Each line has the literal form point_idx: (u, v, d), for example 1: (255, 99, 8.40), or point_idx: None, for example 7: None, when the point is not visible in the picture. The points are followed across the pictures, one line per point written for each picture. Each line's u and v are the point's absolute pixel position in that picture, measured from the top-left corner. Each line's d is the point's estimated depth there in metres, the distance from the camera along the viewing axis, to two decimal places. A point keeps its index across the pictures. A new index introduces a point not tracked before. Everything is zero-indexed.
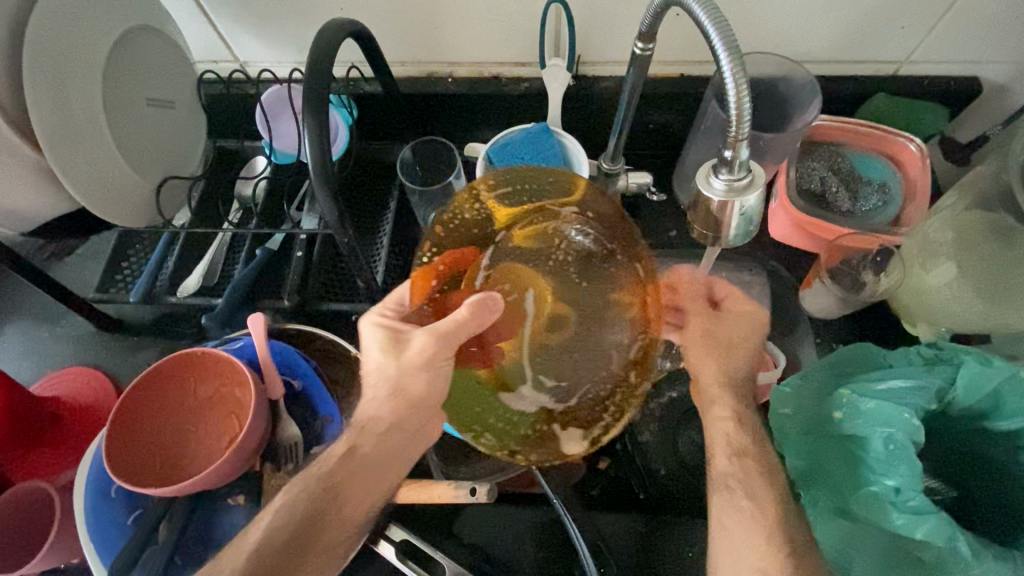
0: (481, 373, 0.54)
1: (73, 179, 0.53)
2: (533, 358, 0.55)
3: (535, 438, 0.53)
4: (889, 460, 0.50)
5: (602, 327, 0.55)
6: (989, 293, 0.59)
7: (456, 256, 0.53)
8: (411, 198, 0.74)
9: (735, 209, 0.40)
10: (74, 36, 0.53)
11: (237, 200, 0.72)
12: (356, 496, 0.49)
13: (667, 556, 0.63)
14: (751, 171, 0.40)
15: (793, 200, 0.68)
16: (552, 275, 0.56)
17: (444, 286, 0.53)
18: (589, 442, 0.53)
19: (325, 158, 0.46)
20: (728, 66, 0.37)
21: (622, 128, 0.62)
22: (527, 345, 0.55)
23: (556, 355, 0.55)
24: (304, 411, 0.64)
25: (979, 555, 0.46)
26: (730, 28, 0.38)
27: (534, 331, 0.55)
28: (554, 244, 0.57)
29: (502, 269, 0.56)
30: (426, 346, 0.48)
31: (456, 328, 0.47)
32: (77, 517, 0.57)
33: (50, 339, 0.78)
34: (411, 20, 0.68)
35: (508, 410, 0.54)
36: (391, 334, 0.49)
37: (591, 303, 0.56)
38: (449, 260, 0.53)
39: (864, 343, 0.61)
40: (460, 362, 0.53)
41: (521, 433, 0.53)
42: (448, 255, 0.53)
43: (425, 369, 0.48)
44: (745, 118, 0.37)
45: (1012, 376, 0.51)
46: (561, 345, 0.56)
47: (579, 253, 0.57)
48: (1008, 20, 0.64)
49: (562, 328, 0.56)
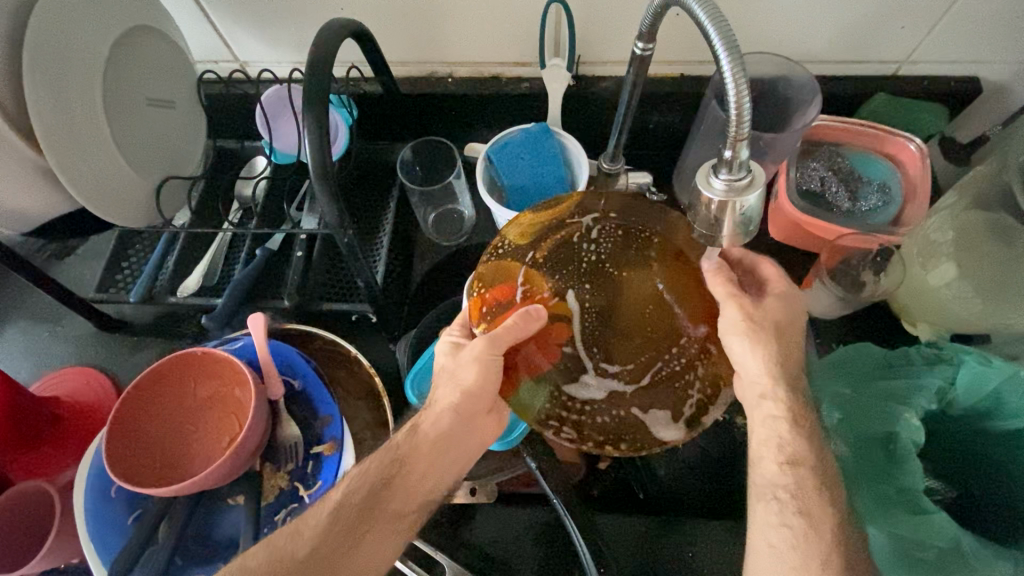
0: (536, 373, 0.49)
1: (74, 179, 0.53)
2: (598, 348, 0.49)
3: (621, 427, 0.47)
4: (892, 460, 0.51)
5: (663, 314, 0.50)
6: (990, 293, 0.59)
7: (499, 279, 0.51)
8: (412, 199, 0.77)
9: (735, 210, 0.40)
10: (74, 35, 0.53)
11: (238, 200, 0.73)
12: (422, 472, 0.47)
13: (669, 556, 0.63)
14: (750, 171, 0.40)
15: (793, 200, 0.68)
16: (592, 270, 0.51)
17: (494, 309, 0.50)
18: (685, 425, 0.47)
19: (325, 159, 0.46)
20: (728, 67, 0.36)
21: (622, 126, 0.62)
22: (587, 334, 0.49)
23: (623, 342, 0.49)
24: (304, 411, 0.63)
25: (979, 554, 0.46)
26: (730, 27, 0.37)
27: (590, 318, 0.49)
28: (588, 238, 0.52)
29: (538, 273, 0.51)
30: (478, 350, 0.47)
31: (506, 330, 0.46)
32: (77, 516, 0.57)
33: (50, 339, 0.78)
34: (411, 20, 0.68)
35: (577, 400, 0.48)
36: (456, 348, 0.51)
37: (645, 285, 0.50)
38: (493, 282, 0.51)
39: (863, 345, 0.62)
40: (517, 371, 0.50)
41: (600, 426, 0.47)
42: (495, 280, 0.51)
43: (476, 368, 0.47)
44: (745, 118, 0.36)
45: (1013, 376, 0.50)
46: (626, 328, 0.49)
47: (616, 240, 0.52)
48: (1008, 19, 0.64)
49: (623, 314, 0.50)
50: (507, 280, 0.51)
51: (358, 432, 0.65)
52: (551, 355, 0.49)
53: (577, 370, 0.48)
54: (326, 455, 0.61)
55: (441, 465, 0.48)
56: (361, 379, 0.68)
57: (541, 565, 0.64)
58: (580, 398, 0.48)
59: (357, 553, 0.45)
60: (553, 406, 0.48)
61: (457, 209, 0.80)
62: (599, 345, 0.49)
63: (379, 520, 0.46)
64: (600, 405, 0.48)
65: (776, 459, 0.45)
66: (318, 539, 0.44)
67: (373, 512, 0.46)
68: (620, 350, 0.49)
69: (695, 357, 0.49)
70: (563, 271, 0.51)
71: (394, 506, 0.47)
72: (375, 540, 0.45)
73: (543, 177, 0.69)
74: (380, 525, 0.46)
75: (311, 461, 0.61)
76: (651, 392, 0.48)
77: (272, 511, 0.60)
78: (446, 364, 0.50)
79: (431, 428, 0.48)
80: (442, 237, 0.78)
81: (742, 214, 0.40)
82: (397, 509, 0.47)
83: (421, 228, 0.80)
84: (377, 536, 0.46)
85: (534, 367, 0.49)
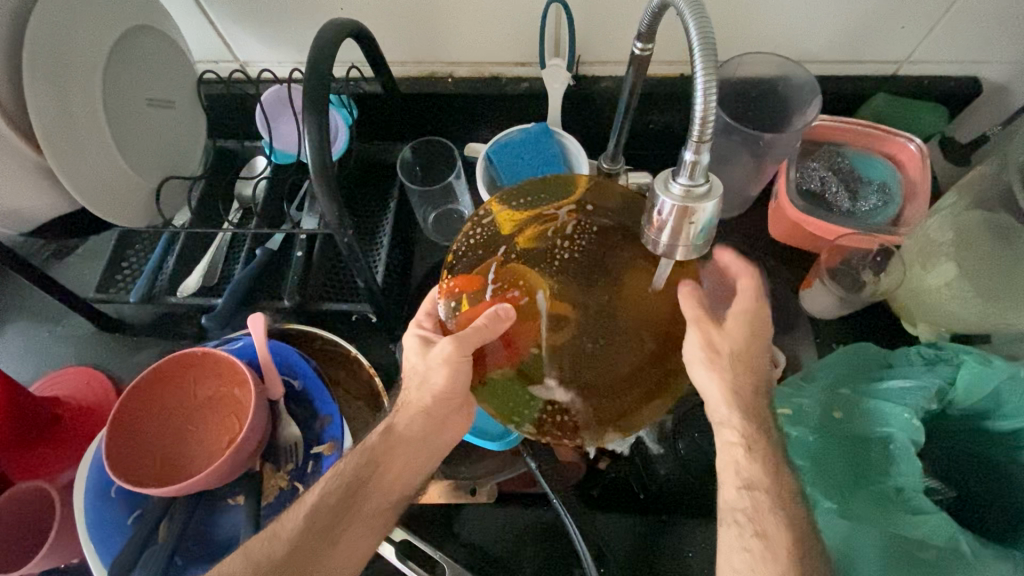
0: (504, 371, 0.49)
1: (75, 180, 0.53)
2: (562, 348, 0.48)
3: (576, 427, 0.47)
4: (892, 461, 0.51)
5: (632, 316, 0.48)
6: (989, 291, 0.58)
7: (471, 275, 0.50)
8: (412, 199, 0.77)
9: (689, 219, 0.38)
10: (75, 36, 0.53)
11: (238, 200, 0.74)
12: (400, 468, 0.49)
13: (668, 556, 0.64)
14: (710, 181, 0.37)
15: (793, 199, 0.69)
16: (566, 270, 0.49)
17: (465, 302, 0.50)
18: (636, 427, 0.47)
19: (325, 158, 0.46)
20: (700, 63, 0.35)
21: (622, 127, 0.62)
22: (551, 339, 0.48)
23: (588, 342, 0.47)
24: (305, 411, 0.63)
25: (979, 554, 0.46)
26: (710, 27, 0.36)
27: (558, 324, 0.48)
28: (564, 235, 0.50)
29: (510, 268, 0.50)
30: (446, 350, 0.47)
31: (472, 332, 0.46)
32: (77, 517, 0.57)
33: (50, 339, 0.78)
34: (411, 21, 0.68)
35: (535, 401, 0.48)
36: (425, 343, 0.51)
37: (618, 287, 0.48)
38: (464, 275, 0.50)
39: (864, 343, 0.61)
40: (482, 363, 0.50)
41: (558, 423, 0.47)
42: (465, 274, 0.50)
43: (446, 365, 0.47)
44: (708, 120, 0.34)
45: (1013, 376, 0.51)
46: (590, 330, 0.48)
47: (593, 236, 0.50)
48: (1007, 20, 0.64)
49: (587, 318, 0.48)
50: (478, 277, 0.50)
51: (358, 432, 0.66)
52: (516, 355, 0.49)
53: (539, 371, 0.48)
54: (326, 455, 0.61)
55: (413, 468, 0.50)
56: (361, 379, 0.68)
57: (540, 564, 0.64)
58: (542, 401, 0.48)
59: (334, 554, 0.45)
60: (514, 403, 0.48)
61: (457, 209, 0.79)
62: (564, 345, 0.48)
63: (357, 517, 0.47)
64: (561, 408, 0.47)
65: (753, 463, 0.45)
66: (295, 541, 0.45)
67: (354, 508, 0.47)
68: (585, 351, 0.47)
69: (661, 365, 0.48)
70: (536, 268, 0.49)
71: (371, 504, 0.48)
72: (355, 536, 0.47)
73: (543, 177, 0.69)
74: (359, 521, 0.47)
75: (311, 461, 0.61)
76: (608, 395, 0.47)
77: (273, 511, 0.60)
78: (418, 362, 0.50)
79: (406, 428, 0.49)
80: (441, 237, 0.79)
81: (696, 226, 0.38)
82: (372, 508, 0.48)
83: (421, 228, 0.79)
84: (353, 531, 0.47)
85: (498, 367, 0.50)
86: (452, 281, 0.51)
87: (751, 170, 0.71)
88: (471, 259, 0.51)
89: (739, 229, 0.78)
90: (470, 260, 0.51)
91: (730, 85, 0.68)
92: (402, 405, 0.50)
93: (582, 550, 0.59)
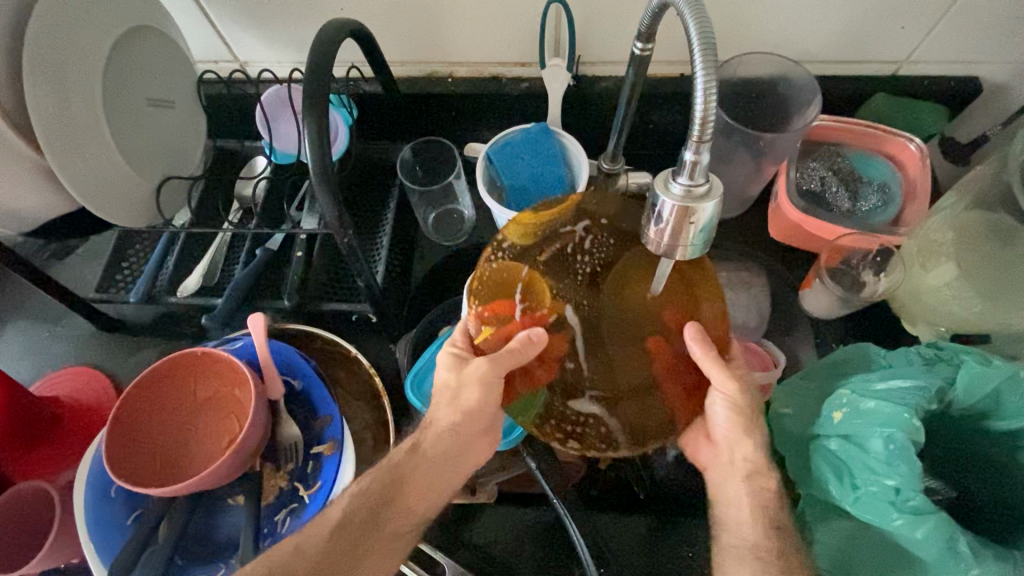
0: (540, 391, 0.49)
1: (75, 181, 0.53)
2: (594, 365, 0.47)
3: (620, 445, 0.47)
4: (889, 460, 0.49)
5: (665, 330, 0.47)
6: (989, 292, 0.59)
7: (498, 298, 0.49)
8: (412, 199, 0.77)
9: (689, 220, 0.38)
10: (74, 36, 0.53)
11: (238, 200, 0.73)
12: (425, 489, 0.50)
13: (668, 556, 0.63)
14: (710, 180, 0.37)
15: (793, 200, 0.69)
16: (588, 285, 0.49)
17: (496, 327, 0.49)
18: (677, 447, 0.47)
19: (325, 158, 0.46)
20: (700, 62, 0.35)
21: (622, 127, 0.62)
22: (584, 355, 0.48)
23: (620, 355, 0.47)
24: (304, 411, 0.63)
25: (979, 555, 0.47)
26: (710, 27, 0.36)
27: (590, 341, 0.48)
28: (583, 249, 0.50)
29: (535, 287, 0.49)
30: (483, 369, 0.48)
31: (506, 355, 0.47)
32: (77, 517, 0.57)
33: (50, 339, 0.78)
34: (411, 21, 0.68)
35: (577, 418, 0.47)
36: (457, 362, 0.51)
37: (643, 301, 0.48)
38: (489, 299, 0.49)
39: (865, 344, 0.61)
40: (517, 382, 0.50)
41: (601, 441, 0.47)
42: (491, 299, 0.49)
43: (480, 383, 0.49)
44: (708, 119, 0.35)
45: (1012, 376, 0.51)
46: (622, 346, 0.47)
47: (612, 247, 0.49)
48: (1007, 18, 0.64)
49: (617, 335, 0.47)
50: (506, 300, 0.49)
51: (358, 432, 0.65)
52: (547, 374, 0.49)
53: (576, 388, 0.48)
54: (326, 455, 0.60)
55: (437, 488, 0.51)
56: (361, 379, 0.68)
57: (539, 565, 0.64)
58: (579, 415, 0.47)
59: (361, 565, 0.47)
60: (555, 423, 0.48)
61: (457, 209, 0.80)
62: (599, 361, 0.47)
63: (381, 537, 0.48)
64: (597, 423, 0.47)
65: None
66: (319, 553, 0.46)
67: (377, 527, 0.48)
68: (619, 367, 0.47)
69: (687, 379, 0.49)
70: (560, 286, 0.49)
71: (396, 521, 0.49)
72: (380, 552, 0.48)
73: (542, 177, 0.69)
74: (381, 539, 0.48)
75: (311, 461, 0.61)
76: (643, 411, 0.47)
77: (273, 511, 0.60)
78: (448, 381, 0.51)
79: (431, 447, 0.51)
80: (442, 237, 0.79)
81: (696, 226, 0.38)
82: (393, 528, 0.49)
83: (421, 228, 0.79)
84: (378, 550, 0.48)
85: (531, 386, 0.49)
86: (480, 306, 0.49)
87: (752, 170, 0.71)
88: (494, 282, 0.49)
89: (739, 229, 0.78)
90: (495, 282, 0.49)
91: (730, 85, 0.68)
92: (428, 423, 0.52)
93: (583, 552, 0.59)
